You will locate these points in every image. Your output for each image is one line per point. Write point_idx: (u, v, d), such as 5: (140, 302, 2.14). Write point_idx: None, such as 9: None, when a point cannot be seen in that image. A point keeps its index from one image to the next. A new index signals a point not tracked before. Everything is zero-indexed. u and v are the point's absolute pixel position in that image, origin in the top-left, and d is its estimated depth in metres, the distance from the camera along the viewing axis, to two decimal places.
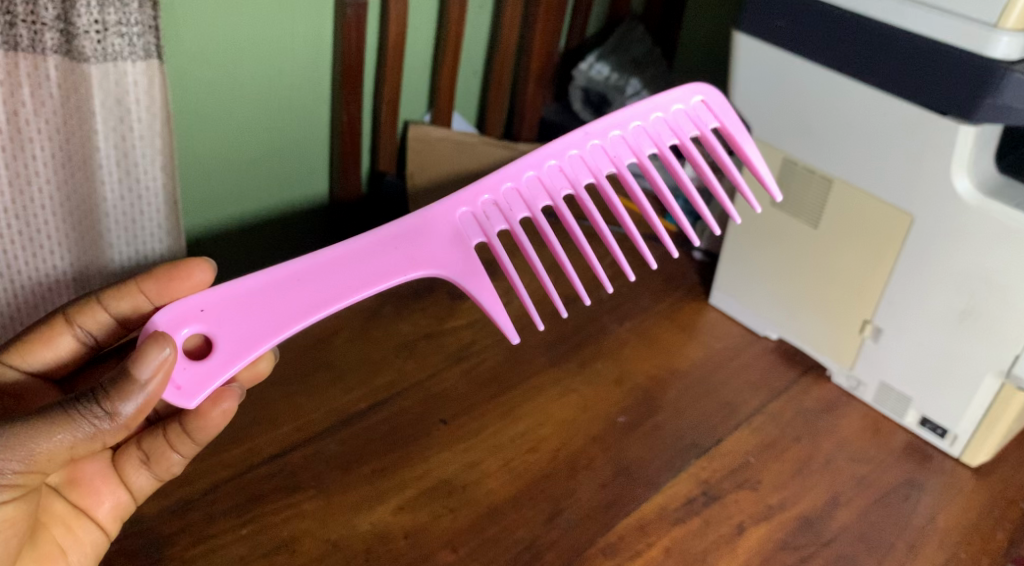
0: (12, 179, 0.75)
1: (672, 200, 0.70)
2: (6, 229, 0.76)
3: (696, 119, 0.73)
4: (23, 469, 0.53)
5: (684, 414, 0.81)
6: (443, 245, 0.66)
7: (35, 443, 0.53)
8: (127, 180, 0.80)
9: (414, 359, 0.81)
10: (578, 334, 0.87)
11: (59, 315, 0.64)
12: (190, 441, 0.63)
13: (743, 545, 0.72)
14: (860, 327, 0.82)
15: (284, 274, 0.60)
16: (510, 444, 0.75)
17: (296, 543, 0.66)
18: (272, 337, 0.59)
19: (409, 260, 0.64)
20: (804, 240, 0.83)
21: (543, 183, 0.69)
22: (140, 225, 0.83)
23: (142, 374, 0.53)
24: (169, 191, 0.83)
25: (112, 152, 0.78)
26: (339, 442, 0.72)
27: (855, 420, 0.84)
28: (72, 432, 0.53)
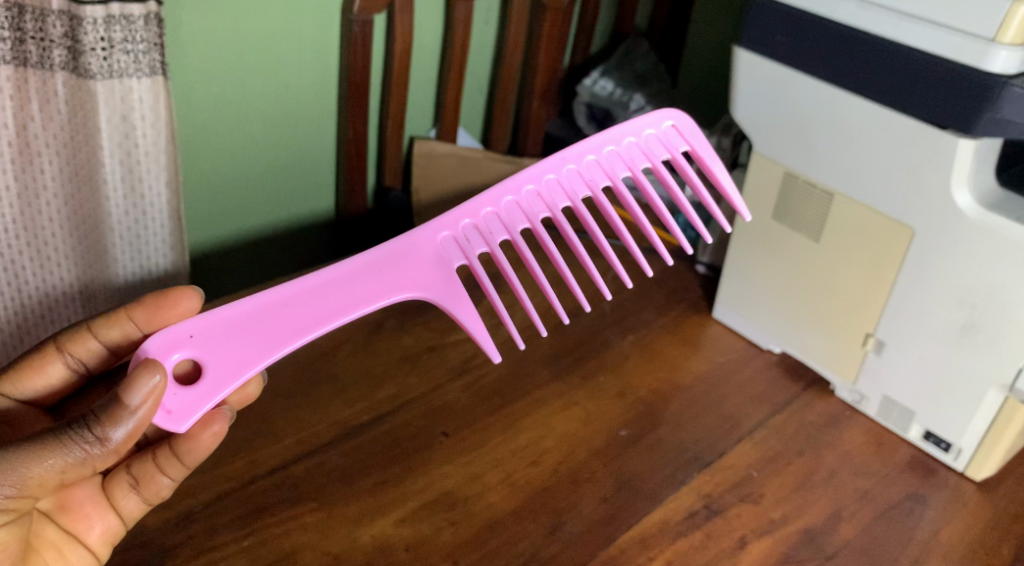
0: (21, 193, 0.76)
1: (643, 219, 0.70)
2: (10, 244, 0.76)
3: (668, 144, 0.74)
4: (15, 494, 0.54)
5: (686, 427, 0.81)
6: (424, 269, 0.66)
7: (27, 468, 0.53)
8: (132, 197, 0.82)
9: (417, 371, 0.81)
10: (581, 347, 0.87)
11: (50, 344, 0.65)
12: (179, 464, 0.62)
13: (745, 559, 0.72)
14: (862, 341, 0.82)
15: (273, 300, 0.61)
16: (512, 457, 0.76)
17: (297, 555, 0.66)
18: (260, 361, 0.60)
19: (392, 285, 0.64)
20: (805, 254, 0.84)
21: (522, 208, 0.70)
22: (145, 241, 0.84)
23: (132, 400, 0.54)
24: (174, 208, 0.83)
25: (118, 168, 0.80)
26: (341, 455, 0.73)
27: (858, 435, 0.83)
28: (62, 457, 0.54)
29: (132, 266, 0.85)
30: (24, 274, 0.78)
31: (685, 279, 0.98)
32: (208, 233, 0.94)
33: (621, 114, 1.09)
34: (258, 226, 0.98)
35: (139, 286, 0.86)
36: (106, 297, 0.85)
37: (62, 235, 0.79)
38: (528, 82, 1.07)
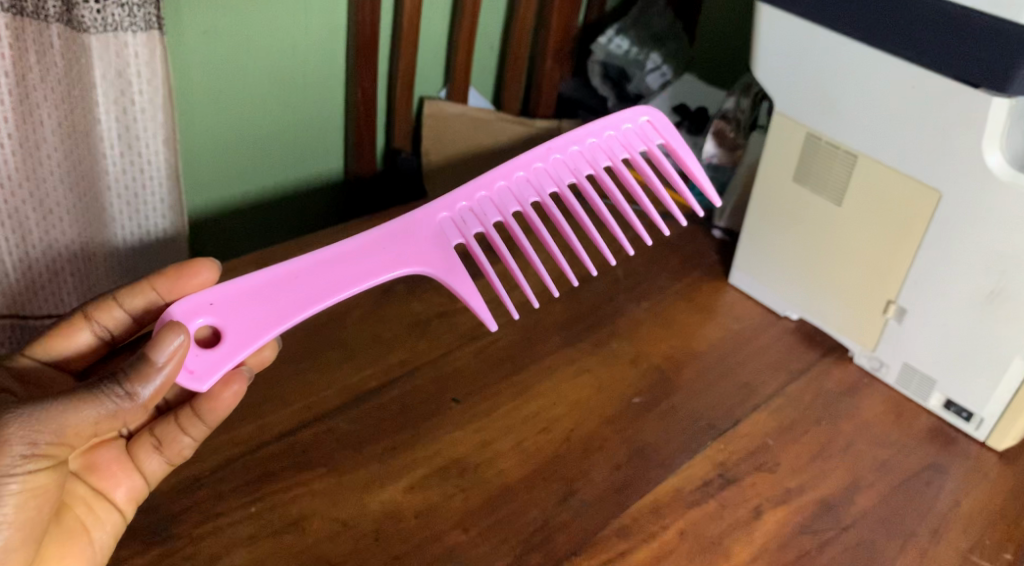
0: (22, 146, 0.74)
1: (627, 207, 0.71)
2: (13, 199, 0.75)
3: (645, 138, 0.75)
4: (54, 442, 0.53)
5: (701, 395, 0.80)
6: (424, 244, 0.65)
7: (64, 416, 0.52)
8: (129, 155, 0.80)
9: (427, 337, 0.80)
10: (594, 313, 0.85)
11: (77, 311, 0.64)
12: (198, 423, 0.62)
13: (761, 529, 0.70)
14: (883, 308, 0.80)
15: (280, 273, 0.61)
16: (523, 424, 0.74)
17: (305, 522, 0.65)
18: (275, 327, 0.59)
19: (393, 259, 0.64)
20: (827, 218, 0.81)
21: (513, 192, 0.70)
22: (142, 200, 0.83)
23: (158, 359, 0.54)
24: (171, 166, 0.82)
25: (115, 126, 0.79)
26: (349, 420, 0.72)
27: (877, 403, 0.82)
28: (97, 408, 0.53)
29: (132, 229, 0.84)
30: (28, 230, 0.77)
31: (701, 244, 0.96)
32: (213, 192, 0.92)
33: (636, 72, 1.07)
34: (268, 185, 0.96)
35: (138, 250, 0.85)
36: (106, 260, 0.84)
37: (65, 192, 0.78)
38: (542, 42, 1.04)
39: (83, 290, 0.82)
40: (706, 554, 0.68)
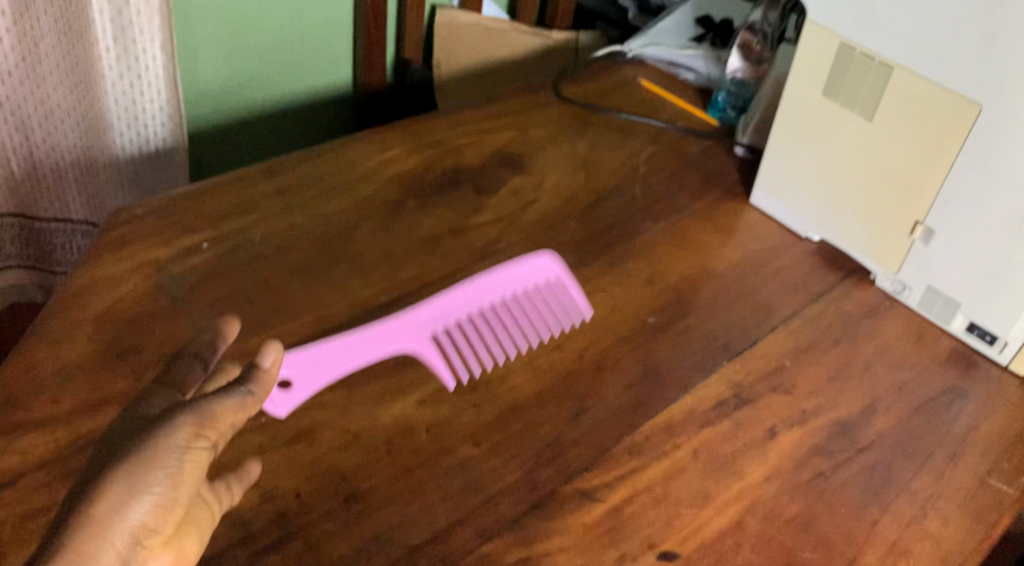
0: (22, 46, 0.79)
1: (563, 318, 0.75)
2: (16, 97, 0.81)
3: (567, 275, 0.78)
4: (206, 438, 0.50)
5: (717, 316, 0.78)
6: (433, 307, 0.73)
7: (216, 409, 0.51)
8: (126, 61, 0.86)
9: (439, 253, 0.79)
10: (609, 233, 0.84)
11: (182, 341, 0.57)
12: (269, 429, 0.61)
13: (774, 449, 0.70)
14: (910, 228, 0.78)
15: (325, 349, 0.69)
16: (535, 342, 0.74)
17: (316, 433, 0.65)
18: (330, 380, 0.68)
19: (413, 328, 0.72)
20: (857, 134, 0.79)
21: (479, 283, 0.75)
22: (141, 108, 0.89)
23: (263, 362, 0.55)
24: (169, 74, 0.88)
25: (110, 26, 0.83)
26: (360, 335, 0.71)
27: (898, 327, 0.80)
28: (235, 406, 0.52)
29: (129, 136, 0.90)
30: (30, 130, 0.83)
31: (723, 162, 0.93)
32: (217, 103, 0.96)
33: None
34: (270, 102, 1.00)
35: (136, 158, 0.91)
36: (106, 167, 0.90)
37: (67, 94, 0.83)
38: None
39: (87, 197, 0.90)
40: (719, 473, 0.68)
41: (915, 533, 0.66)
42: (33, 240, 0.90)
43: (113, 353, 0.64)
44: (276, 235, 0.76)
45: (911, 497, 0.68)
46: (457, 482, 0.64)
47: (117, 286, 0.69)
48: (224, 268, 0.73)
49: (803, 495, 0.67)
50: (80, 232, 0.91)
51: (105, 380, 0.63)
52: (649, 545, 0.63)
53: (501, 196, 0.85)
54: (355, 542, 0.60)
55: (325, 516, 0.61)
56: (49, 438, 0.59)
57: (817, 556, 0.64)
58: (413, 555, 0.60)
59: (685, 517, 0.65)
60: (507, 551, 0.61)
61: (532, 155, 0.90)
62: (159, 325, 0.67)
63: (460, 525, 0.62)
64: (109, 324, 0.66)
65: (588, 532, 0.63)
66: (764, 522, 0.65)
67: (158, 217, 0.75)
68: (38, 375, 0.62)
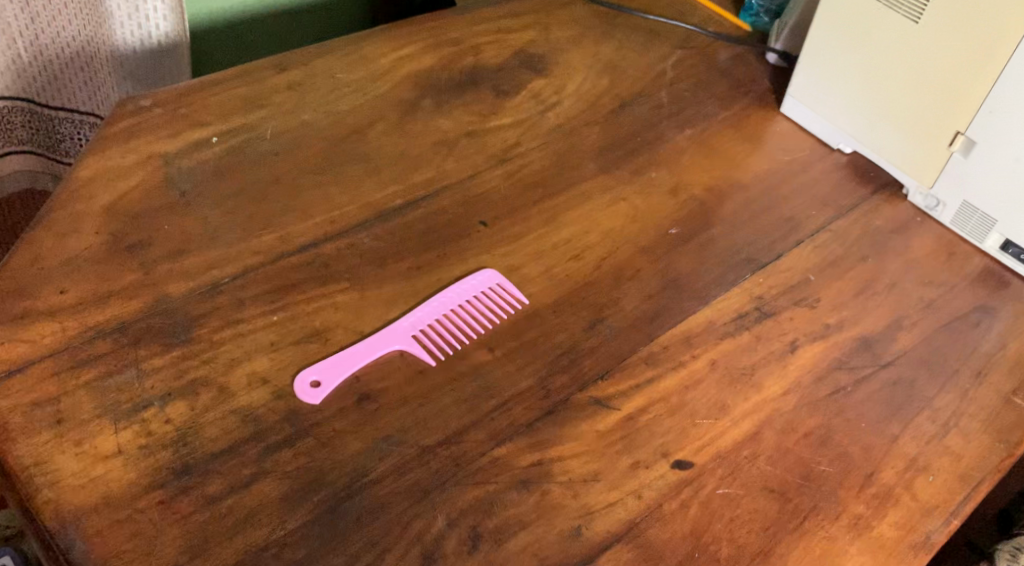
0: None
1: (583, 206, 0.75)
2: None
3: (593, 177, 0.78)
4: None
5: (741, 227, 0.76)
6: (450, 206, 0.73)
7: None
8: None
9: (454, 157, 0.77)
10: (632, 140, 0.81)
11: None
12: None
13: (795, 363, 0.68)
14: (950, 139, 0.76)
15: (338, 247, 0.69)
16: (552, 250, 0.72)
17: (328, 333, 0.64)
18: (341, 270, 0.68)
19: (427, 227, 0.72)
20: (902, 38, 0.76)
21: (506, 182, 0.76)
22: (145, 11, 0.90)
23: None
24: None
25: None
26: (374, 238, 0.70)
27: (928, 243, 0.78)
28: None
29: (131, 34, 0.91)
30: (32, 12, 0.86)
31: (754, 70, 0.91)
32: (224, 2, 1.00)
33: None
34: (283, 5, 1.04)
35: (137, 56, 0.93)
36: (107, 59, 0.92)
37: None
38: None
39: (85, 93, 0.94)
40: (737, 385, 0.66)
41: (936, 450, 0.65)
42: (43, 127, 0.96)
43: (120, 245, 0.66)
44: (286, 131, 0.76)
45: (933, 414, 0.66)
46: (470, 386, 0.63)
47: (125, 178, 0.70)
48: (231, 161, 0.73)
49: (823, 408, 0.66)
50: (87, 124, 0.96)
51: (110, 271, 0.64)
52: (663, 454, 0.62)
53: (520, 99, 0.83)
54: (367, 441, 0.60)
55: (338, 414, 0.61)
56: (55, 327, 0.61)
57: (834, 470, 0.63)
58: (424, 456, 0.60)
59: (701, 427, 0.64)
60: (519, 455, 0.61)
61: (553, 58, 0.88)
62: (164, 217, 0.68)
63: (473, 429, 0.61)
64: (117, 216, 0.68)
65: (601, 439, 0.62)
66: (781, 435, 0.64)
67: (166, 109, 0.75)
68: (45, 266, 0.64)
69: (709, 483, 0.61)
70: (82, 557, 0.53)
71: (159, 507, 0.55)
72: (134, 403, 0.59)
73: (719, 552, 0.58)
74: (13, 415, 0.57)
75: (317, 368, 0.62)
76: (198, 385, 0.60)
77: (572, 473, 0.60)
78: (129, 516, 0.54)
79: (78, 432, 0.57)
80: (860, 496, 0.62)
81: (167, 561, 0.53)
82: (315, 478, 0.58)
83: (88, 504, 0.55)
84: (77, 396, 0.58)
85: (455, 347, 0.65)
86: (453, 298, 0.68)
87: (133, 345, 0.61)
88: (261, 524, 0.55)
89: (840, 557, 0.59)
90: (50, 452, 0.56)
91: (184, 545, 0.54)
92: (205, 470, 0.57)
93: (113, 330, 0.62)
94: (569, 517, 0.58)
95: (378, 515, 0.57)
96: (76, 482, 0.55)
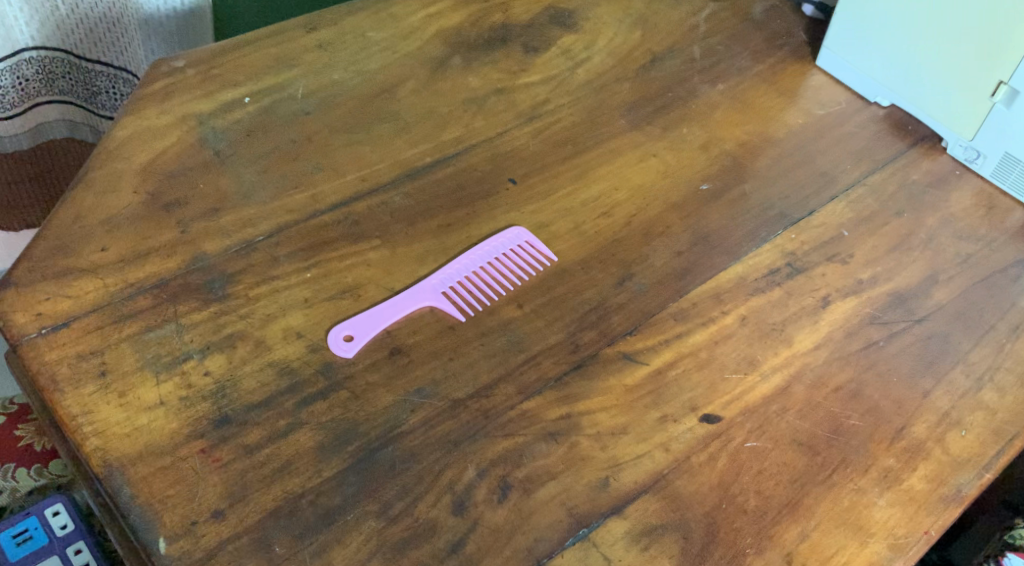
0: None
1: (610, 169, 0.75)
2: None
3: (625, 135, 0.78)
4: None
5: (774, 182, 0.76)
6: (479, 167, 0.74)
7: None
8: None
9: (483, 114, 0.77)
10: (663, 96, 0.81)
11: None
12: None
13: (826, 318, 0.68)
14: (992, 89, 0.75)
15: (370, 205, 0.70)
16: (581, 208, 0.72)
17: (361, 290, 0.66)
18: (371, 225, 0.69)
19: (457, 184, 0.72)
20: None
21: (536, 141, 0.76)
22: None
23: None
24: None
25: None
26: (404, 196, 0.71)
27: (966, 197, 0.77)
28: None
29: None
30: None
31: (789, 22, 0.90)
32: None
33: None
34: None
35: (163, 19, 0.98)
36: (136, 27, 0.97)
37: None
38: None
39: (116, 51, 1.00)
40: (767, 340, 0.66)
41: (968, 404, 0.64)
42: (81, 80, 1.03)
43: (158, 204, 0.68)
44: (317, 90, 0.77)
45: (967, 369, 0.66)
46: (500, 341, 0.64)
47: (161, 138, 0.72)
48: (264, 121, 0.74)
49: (854, 362, 0.66)
50: (122, 80, 1.03)
51: (149, 229, 0.66)
52: (691, 408, 0.63)
53: (549, 55, 0.83)
54: (398, 395, 0.61)
55: (370, 368, 0.62)
56: (97, 283, 0.63)
57: (864, 424, 0.63)
58: (454, 409, 0.61)
59: (730, 381, 0.64)
60: (548, 408, 0.62)
61: (584, 14, 0.87)
62: (200, 176, 0.70)
63: (503, 383, 0.62)
64: (155, 175, 0.69)
65: (630, 394, 0.63)
66: (811, 389, 0.64)
67: (199, 69, 0.77)
68: (87, 224, 0.66)
69: (737, 437, 0.62)
70: (128, 502, 0.55)
71: (199, 456, 0.57)
72: (174, 356, 0.61)
73: (747, 503, 0.59)
74: (59, 367, 0.59)
75: (349, 324, 0.64)
76: (235, 338, 0.62)
77: (600, 426, 0.61)
78: (172, 464, 0.57)
79: (121, 384, 0.59)
80: (891, 450, 0.62)
81: (208, 506, 0.55)
82: (348, 429, 0.59)
83: (132, 451, 0.57)
84: (120, 348, 0.60)
85: (483, 304, 0.66)
86: (481, 255, 0.69)
87: (172, 300, 0.63)
88: (297, 472, 0.57)
89: (868, 509, 0.59)
90: (95, 403, 0.58)
91: (224, 492, 0.56)
92: (242, 421, 0.59)
93: (153, 286, 0.63)
94: (598, 469, 0.59)
95: (409, 465, 0.58)
96: (120, 431, 0.57)
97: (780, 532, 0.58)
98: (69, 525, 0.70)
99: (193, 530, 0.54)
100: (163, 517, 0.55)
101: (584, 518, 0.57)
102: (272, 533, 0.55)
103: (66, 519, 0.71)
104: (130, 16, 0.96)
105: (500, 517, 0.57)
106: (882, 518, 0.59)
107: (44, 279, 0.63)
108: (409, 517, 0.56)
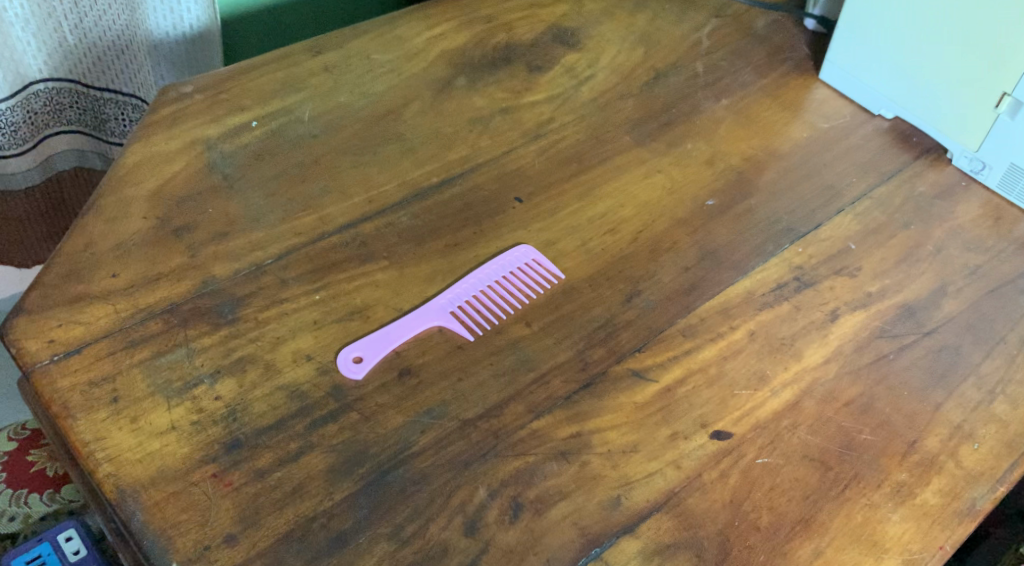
0: None
1: (615, 186, 0.75)
2: None
3: (630, 153, 0.78)
4: None
5: (780, 197, 0.76)
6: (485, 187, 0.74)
7: None
8: None
9: (489, 134, 0.78)
10: (667, 112, 0.81)
11: None
12: None
13: (836, 331, 0.68)
14: (996, 101, 0.75)
15: (377, 228, 0.70)
16: (587, 225, 0.73)
17: (369, 310, 0.66)
18: (381, 248, 0.69)
19: (463, 204, 0.73)
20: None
21: (542, 160, 0.76)
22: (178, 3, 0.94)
23: None
24: None
25: None
26: (412, 216, 0.71)
27: (973, 208, 0.77)
28: None
29: (165, 22, 0.95)
30: (69, 15, 0.92)
31: (792, 36, 0.90)
32: None
33: None
34: None
35: (174, 43, 0.97)
36: (145, 52, 0.96)
37: None
38: None
39: (126, 78, 0.98)
40: (777, 354, 0.66)
41: (981, 417, 0.64)
42: (90, 107, 1.01)
43: (167, 229, 0.68)
44: (323, 112, 0.77)
45: (979, 381, 0.66)
46: (509, 360, 0.64)
47: (170, 163, 0.72)
48: (272, 144, 0.75)
49: (865, 376, 0.66)
50: (131, 106, 1.01)
51: (160, 254, 0.67)
52: (702, 424, 0.63)
53: (553, 73, 0.83)
54: (408, 416, 0.61)
55: (379, 390, 0.62)
56: (109, 309, 0.63)
57: (876, 438, 0.63)
58: (464, 430, 0.61)
59: (740, 397, 0.64)
60: (558, 427, 0.61)
61: (587, 32, 0.88)
62: (209, 201, 0.70)
63: (512, 402, 0.62)
64: (164, 201, 0.70)
65: (640, 411, 0.63)
66: (822, 403, 0.64)
67: (207, 95, 0.77)
68: (97, 250, 0.66)
69: (748, 453, 0.61)
70: (141, 528, 0.55)
71: (211, 480, 0.57)
72: (185, 381, 0.61)
73: (759, 520, 0.59)
74: (72, 394, 0.59)
75: (359, 345, 0.64)
76: (245, 362, 0.62)
77: (611, 445, 0.61)
78: (185, 488, 0.57)
79: (134, 409, 0.59)
80: (904, 464, 0.62)
81: (220, 531, 0.55)
82: (359, 452, 0.59)
83: (144, 477, 0.57)
84: (132, 374, 0.61)
85: (492, 323, 0.66)
86: (489, 274, 0.69)
87: (183, 325, 0.63)
88: (309, 496, 0.57)
89: (882, 524, 0.59)
90: (108, 428, 0.58)
91: (237, 516, 0.56)
92: (254, 444, 0.59)
93: (163, 312, 0.64)
94: (609, 487, 0.59)
95: (421, 486, 0.58)
96: (133, 456, 0.58)
97: (793, 549, 0.58)
98: (82, 550, 0.70)
99: (206, 555, 0.54)
100: (175, 542, 0.55)
101: (596, 537, 0.57)
102: (285, 556, 0.55)
103: (79, 544, 0.71)
104: (140, 42, 0.95)
105: (513, 538, 0.57)
106: (896, 533, 0.59)
107: (56, 305, 0.63)
108: (422, 538, 0.56)
